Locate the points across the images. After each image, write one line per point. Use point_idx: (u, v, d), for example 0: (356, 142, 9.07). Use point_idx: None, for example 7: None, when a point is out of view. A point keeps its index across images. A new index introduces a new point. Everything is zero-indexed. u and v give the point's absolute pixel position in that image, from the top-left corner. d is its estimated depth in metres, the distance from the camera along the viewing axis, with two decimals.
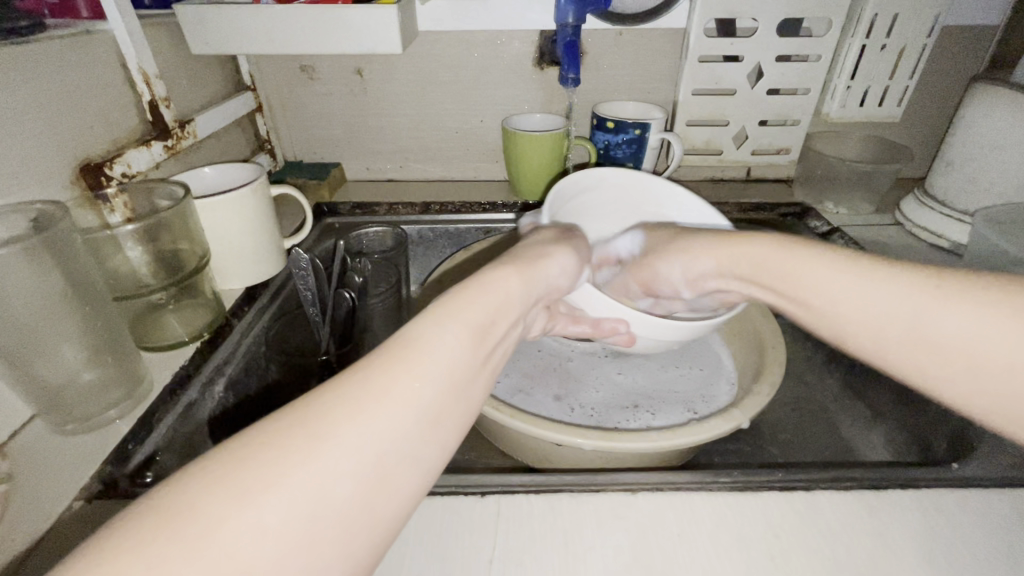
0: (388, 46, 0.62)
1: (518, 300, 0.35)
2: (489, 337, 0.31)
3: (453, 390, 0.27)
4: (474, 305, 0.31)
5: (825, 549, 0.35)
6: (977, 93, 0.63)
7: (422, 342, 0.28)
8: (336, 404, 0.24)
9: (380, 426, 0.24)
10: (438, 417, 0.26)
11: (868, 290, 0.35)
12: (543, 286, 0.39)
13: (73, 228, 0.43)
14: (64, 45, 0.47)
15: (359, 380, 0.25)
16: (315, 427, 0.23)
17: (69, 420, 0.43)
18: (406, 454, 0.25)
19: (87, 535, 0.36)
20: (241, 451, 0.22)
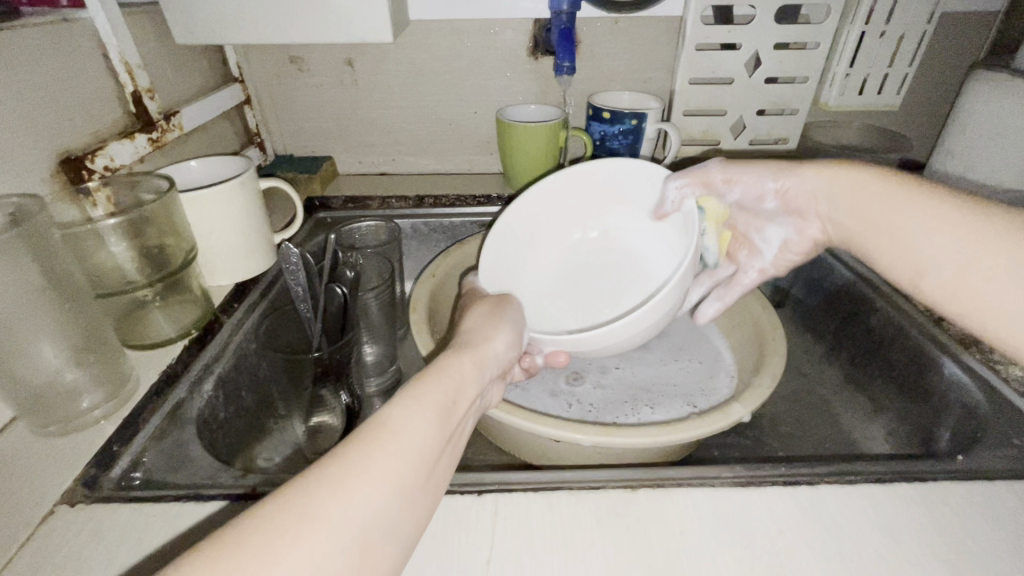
0: (379, 35, 0.61)
1: (475, 379, 0.35)
2: (456, 419, 0.31)
3: (425, 475, 0.28)
4: (440, 385, 0.32)
5: (831, 546, 0.34)
6: (978, 80, 0.62)
7: (394, 425, 0.28)
8: (321, 488, 0.24)
9: (362, 508, 0.24)
10: (413, 500, 0.27)
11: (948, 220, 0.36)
12: (497, 358, 0.39)
13: (52, 223, 0.41)
14: (41, 33, 0.46)
15: (340, 463, 0.25)
16: (304, 512, 0.23)
17: (50, 421, 0.41)
18: (385, 535, 0.25)
19: (72, 538, 0.35)
20: (235, 541, 0.22)
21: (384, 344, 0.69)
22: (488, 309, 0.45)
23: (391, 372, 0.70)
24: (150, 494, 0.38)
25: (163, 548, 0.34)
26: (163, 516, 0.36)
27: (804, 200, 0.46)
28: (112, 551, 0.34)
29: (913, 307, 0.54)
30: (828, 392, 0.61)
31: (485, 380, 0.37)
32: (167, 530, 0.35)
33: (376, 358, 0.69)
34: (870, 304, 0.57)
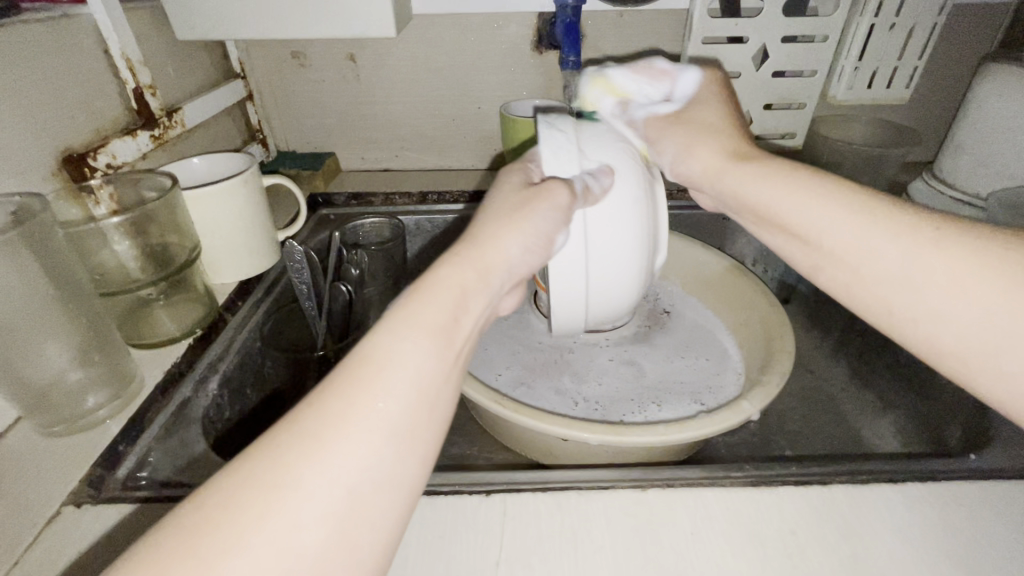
0: (382, 30, 0.60)
1: (480, 294, 0.31)
2: (456, 334, 0.29)
3: (421, 406, 0.26)
4: (435, 301, 0.29)
5: (844, 547, 0.34)
6: (989, 72, 0.61)
7: (379, 360, 0.26)
8: (293, 442, 0.23)
9: (347, 458, 0.23)
10: (410, 432, 0.25)
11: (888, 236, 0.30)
12: (505, 268, 0.34)
13: (54, 222, 0.41)
14: (42, 29, 0.45)
15: (316, 414, 0.24)
16: (276, 475, 0.22)
17: (56, 422, 0.41)
18: (378, 479, 0.24)
19: (78, 540, 0.35)
20: (216, 512, 0.21)
21: None
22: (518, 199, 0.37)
23: None
24: (158, 494, 0.37)
25: None
26: (169, 517, 0.36)
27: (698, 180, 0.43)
28: (117, 553, 0.34)
29: None
30: (835, 389, 0.61)
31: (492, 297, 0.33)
32: None
33: None
34: None
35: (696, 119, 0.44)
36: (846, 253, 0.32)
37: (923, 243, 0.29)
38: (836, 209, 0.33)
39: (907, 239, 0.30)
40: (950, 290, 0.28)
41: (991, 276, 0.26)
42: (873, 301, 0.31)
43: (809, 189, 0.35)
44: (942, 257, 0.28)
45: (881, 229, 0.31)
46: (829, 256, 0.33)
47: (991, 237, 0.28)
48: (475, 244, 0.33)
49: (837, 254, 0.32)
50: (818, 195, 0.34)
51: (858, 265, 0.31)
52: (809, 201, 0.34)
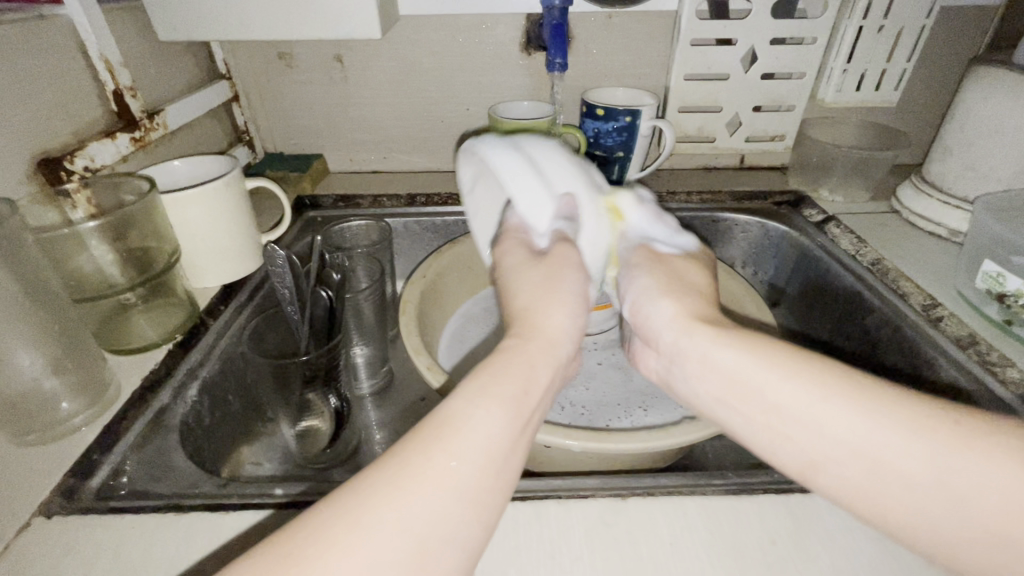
0: (366, 31, 0.59)
1: (547, 367, 0.32)
2: (527, 406, 0.30)
3: (493, 471, 0.27)
4: (507, 375, 0.30)
5: (824, 556, 0.33)
6: (977, 75, 0.61)
7: (459, 422, 0.27)
8: (378, 489, 0.25)
9: (422, 510, 0.24)
10: (481, 497, 0.26)
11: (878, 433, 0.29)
12: (567, 339, 0.35)
13: (25, 226, 0.40)
14: (16, 30, 0.44)
15: (397, 462, 0.26)
16: (353, 513, 0.24)
17: (27, 431, 0.40)
18: (447, 537, 0.25)
19: (47, 552, 0.34)
20: (297, 546, 0.23)
21: (375, 346, 0.68)
22: (543, 272, 0.38)
23: (382, 372, 0.70)
24: (129, 505, 0.37)
25: (142, 560, 0.34)
26: (141, 529, 0.35)
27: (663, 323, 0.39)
28: (85, 566, 0.33)
29: (910, 306, 0.54)
30: None
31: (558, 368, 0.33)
32: (144, 542, 0.35)
33: (368, 359, 0.68)
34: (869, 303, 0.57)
35: (675, 270, 0.42)
36: (829, 453, 0.30)
37: (938, 447, 0.27)
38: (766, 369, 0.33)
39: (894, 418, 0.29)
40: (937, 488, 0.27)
41: (965, 454, 0.27)
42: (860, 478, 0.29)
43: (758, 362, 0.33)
44: (939, 439, 0.28)
45: (846, 408, 0.30)
46: (792, 431, 0.31)
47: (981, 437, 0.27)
48: (534, 316, 0.35)
49: (802, 423, 0.31)
50: (786, 374, 0.32)
51: (822, 448, 0.30)
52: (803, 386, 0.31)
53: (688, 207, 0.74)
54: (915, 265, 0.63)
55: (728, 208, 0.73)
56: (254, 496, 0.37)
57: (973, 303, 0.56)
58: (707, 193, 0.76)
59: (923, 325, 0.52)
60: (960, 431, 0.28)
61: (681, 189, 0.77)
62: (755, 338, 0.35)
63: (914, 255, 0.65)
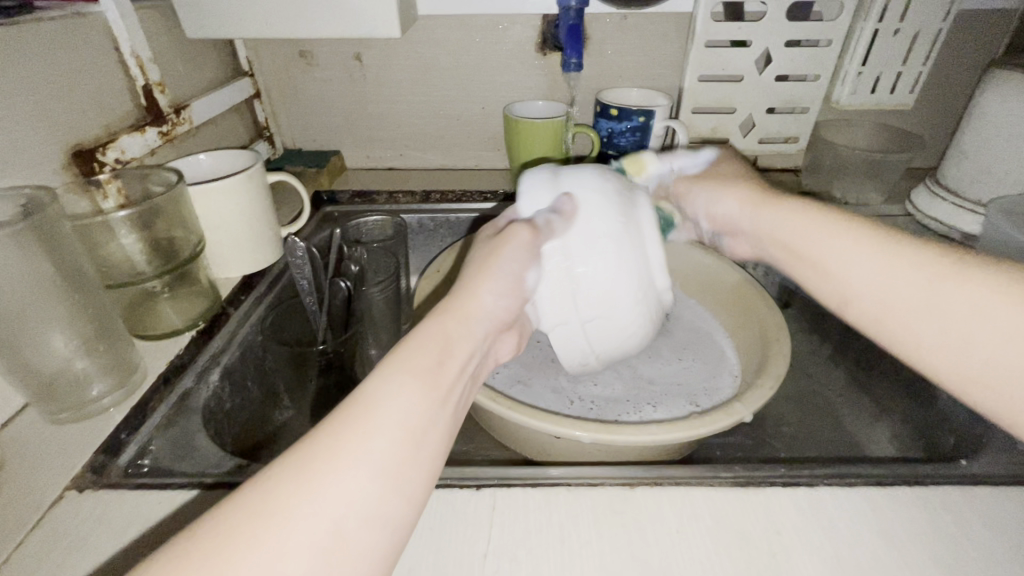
0: (386, 30, 0.61)
1: (464, 340, 0.33)
2: (446, 378, 0.30)
3: (412, 443, 0.27)
4: (423, 347, 0.30)
5: (828, 548, 0.34)
6: (993, 78, 0.61)
7: (368, 401, 0.27)
8: (284, 481, 0.24)
9: (333, 493, 0.24)
10: (401, 471, 0.26)
11: (888, 265, 0.35)
12: (488, 315, 0.35)
13: (62, 214, 0.42)
14: (54, 27, 0.46)
15: (307, 449, 0.25)
16: (262, 504, 0.23)
17: (60, 409, 0.42)
18: (365, 517, 0.24)
19: (78, 524, 0.36)
20: (206, 544, 0.22)
21: (389, 339, 0.69)
22: (484, 251, 0.38)
23: None
24: (155, 481, 0.39)
25: (169, 533, 0.35)
26: (167, 504, 0.37)
27: (735, 220, 0.48)
28: (115, 538, 0.35)
29: None
30: (832, 393, 0.61)
31: (479, 341, 0.34)
32: (170, 517, 0.36)
33: (382, 352, 0.68)
34: None
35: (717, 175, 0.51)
36: (846, 289, 0.37)
37: (938, 276, 0.33)
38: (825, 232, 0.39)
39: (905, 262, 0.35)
40: (966, 290, 0.31)
41: (949, 285, 0.32)
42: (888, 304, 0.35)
43: (801, 206, 0.42)
44: (925, 270, 0.33)
45: (866, 242, 0.37)
46: (834, 279, 0.38)
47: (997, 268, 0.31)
48: (459, 293, 0.35)
49: (839, 277, 0.38)
50: (830, 222, 0.40)
51: (850, 281, 0.37)
52: (840, 239, 0.38)
53: None
54: None
55: None
56: None
57: None
58: None
59: None
60: (968, 279, 0.32)
61: None
62: (792, 204, 0.43)
63: None
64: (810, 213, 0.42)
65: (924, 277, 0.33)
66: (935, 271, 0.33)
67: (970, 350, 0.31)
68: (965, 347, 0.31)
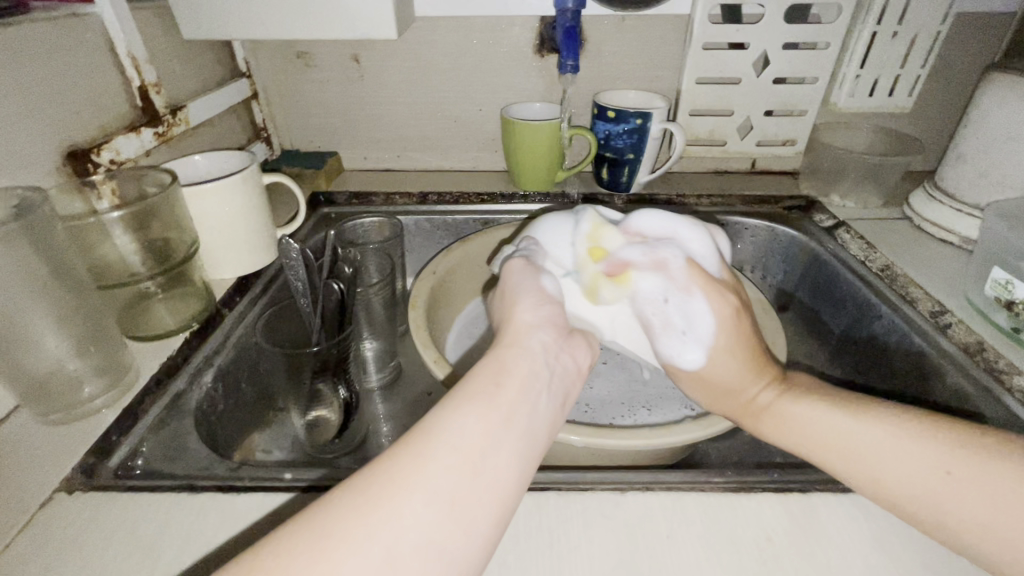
0: (383, 31, 0.61)
1: (523, 363, 0.34)
2: (501, 400, 0.31)
3: (473, 465, 0.28)
4: (479, 375, 0.33)
5: (820, 555, 0.34)
6: (991, 82, 0.60)
7: (429, 429, 0.29)
8: (343, 505, 0.26)
9: (391, 519, 0.25)
10: (458, 497, 0.27)
11: (904, 447, 0.34)
12: (542, 335, 0.37)
13: (54, 215, 0.42)
14: (49, 27, 0.46)
15: (364, 477, 0.27)
16: (322, 527, 0.25)
17: (53, 410, 0.42)
18: (425, 544, 0.25)
19: (68, 526, 0.36)
20: (267, 567, 0.24)
21: (385, 340, 0.69)
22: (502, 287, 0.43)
23: (391, 365, 0.70)
24: (145, 484, 0.38)
25: (157, 537, 0.35)
26: (157, 506, 0.37)
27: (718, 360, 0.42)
28: (104, 541, 0.35)
29: (919, 314, 0.54)
30: None
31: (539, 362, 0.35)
32: (159, 520, 0.36)
33: (377, 353, 0.69)
34: (877, 309, 0.57)
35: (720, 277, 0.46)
36: (850, 442, 0.36)
37: (955, 463, 0.33)
38: (835, 410, 0.38)
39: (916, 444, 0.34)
40: (978, 485, 0.32)
41: (961, 466, 0.33)
42: (895, 471, 0.34)
43: (808, 408, 0.39)
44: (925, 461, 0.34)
45: (875, 421, 0.36)
46: (843, 456, 0.36)
47: (992, 463, 0.32)
48: (511, 325, 0.38)
49: (855, 447, 0.36)
50: (825, 409, 0.38)
51: (860, 442, 0.36)
52: (851, 419, 0.37)
53: (700, 210, 0.74)
54: (924, 271, 0.63)
55: (737, 210, 0.73)
56: (268, 480, 0.38)
57: (981, 309, 0.56)
58: (718, 197, 0.76)
59: (930, 332, 0.52)
60: (962, 460, 0.33)
61: (692, 193, 0.78)
62: (801, 398, 0.40)
63: (924, 261, 0.65)
64: (802, 402, 0.39)
65: (941, 466, 0.33)
66: (947, 470, 0.33)
67: (930, 518, 0.33)
68: (951, 509, 0.32)
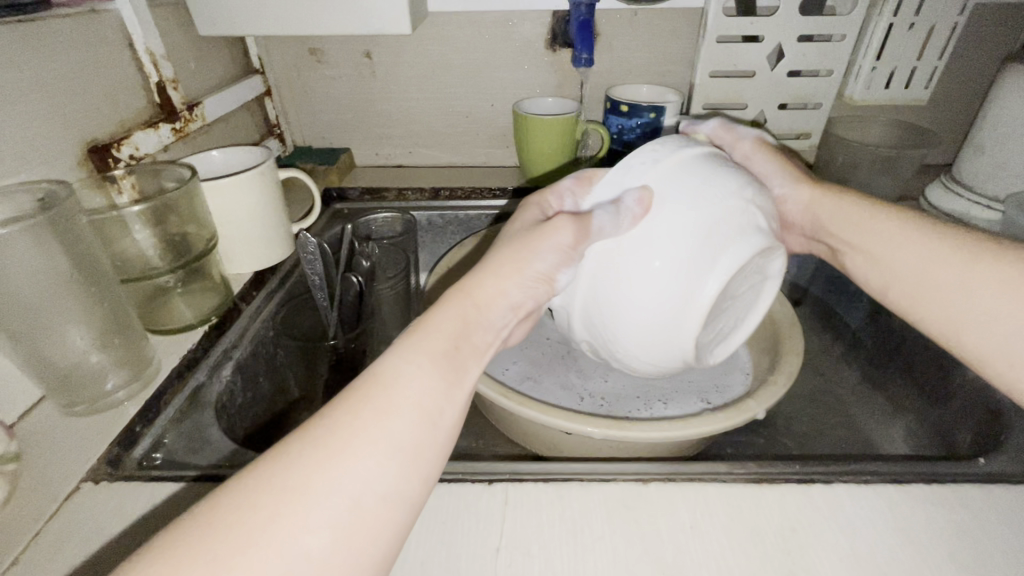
0: (397, 26, 0.61)
1: (479, 322, 0.32)
2: (458, 359, 0.30)
3: (428, 425, 0.27)
4: (439, 330, 0.30)
5: (845, 545, 0.34)
6: (1011, 73, 0.60)
7: (386, 379, 0.27)
8: (302, 457, 0.24)
9: (350, 470, 0.24)
10: (417, 449, 0.26)
11: (927, 250, 0.40)
12: (511, 294, 0.35)
13: (78, 209, 0.42)
14: (70, 23, 0.47)
15: (324, 427, 0.25)
16: (284, 478, 0.23)
17: (78, 401, 0.43)
18: (383, 495, 0.24)
19: (93, 515, 0.36)
20: (230, 513, 0.22)
21: (397, 338, 0.69)
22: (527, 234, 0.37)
23: None
24: (169, 474, 0.39)
25: None
26: (182, 496, 0.37)
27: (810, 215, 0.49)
28: (130, 530, 0.35)
29: None
30: (845, 391, 0.60)
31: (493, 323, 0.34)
32: (184, 510, 0.36)
33: None
34: None
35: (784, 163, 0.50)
36: (893, 262, 0.42)
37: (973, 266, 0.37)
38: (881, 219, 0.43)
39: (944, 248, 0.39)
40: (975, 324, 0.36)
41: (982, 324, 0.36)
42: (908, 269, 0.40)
43: (861, 206, 0.45)
44: (948, 250, 0.38)
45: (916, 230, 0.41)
46: (873, 250, 0.43)
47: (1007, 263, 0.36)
48: (481, 275, 0.35)
49: (885, 247, 0.42)
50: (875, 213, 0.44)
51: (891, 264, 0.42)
52: (896, 226, 0.42)
53: None
54: None
55: None
56: None
57: None
58: None
59: None
60: (980, 251, 0.37)
61: None
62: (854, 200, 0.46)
63: None
64: (858, 204, 0.46)
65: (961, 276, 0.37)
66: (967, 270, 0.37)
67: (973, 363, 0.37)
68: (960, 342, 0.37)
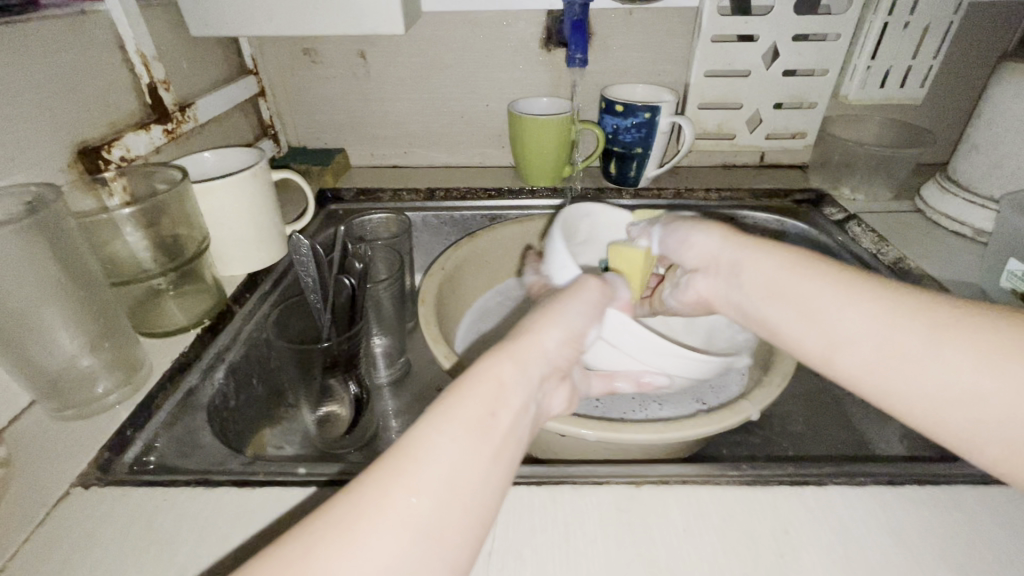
0: (390, 27, 0.60)
1: (520, 387, 0.31)
2: (497, 429, 0.28)
3: (460, 499, 0.25)
4: (475, 398, 0.29)
5: (838, 547, 0.33)
6: (1006, 71, 0.60)
7: (417, 451, 0.26)
8: (322, 535, 0.23)
9: (374, 553, 0.23)
10: (445, 531, 0.24)
11: (882, 309, 0.32)
12: (550, 358, 0.34)
13: (67, 212, 0.42)
14: (58, 24, 0.46)
15: (350, 502, 0.24)
16: (301, 559, 0.22)
17: (68, 406, 0.43)
18: None
19: (82, 521, 0.36)
20: None
21: (393, 336, 0.69)
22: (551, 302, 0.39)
23: (399, 363, 0.71)
24: (161, 478, 0.39)
25: (173, 532, 0.35)
26: (173, 501, 0.37)
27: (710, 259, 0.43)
28: (120, 536, 0.35)
29: None
30: None
31: (533, 390, 0.32)
32: (175, 514, 0.36)
33: (386, 349, 0.69)
34: None
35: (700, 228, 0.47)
36: (838, 320, 0.33)
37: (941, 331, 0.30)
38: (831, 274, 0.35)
39: (903, 313, 0.31)
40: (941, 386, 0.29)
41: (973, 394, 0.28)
42: (859, 327, 0.32)
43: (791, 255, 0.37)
44: (920, 320, 0.31)
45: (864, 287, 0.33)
46: (811, 310, 0.35)
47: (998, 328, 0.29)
48: (521, 337, 0.34)
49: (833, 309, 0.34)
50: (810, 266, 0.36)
51: (838, 322, 0.33)
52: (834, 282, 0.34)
53: (708, 205, 0.73)
54: (938, 264, 0.62)
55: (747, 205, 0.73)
56: (282, 475, 0.38)
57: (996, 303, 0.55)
58: (727, 191, 0.75)
59: None
60: (942, 314, 0.30)
61: (700, 187, 0.77)
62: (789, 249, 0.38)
63: (938, 253, 0.64)
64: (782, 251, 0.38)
65: (940, 332, 0.30)
66: (937, 340, 0.30)
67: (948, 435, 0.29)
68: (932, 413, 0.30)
